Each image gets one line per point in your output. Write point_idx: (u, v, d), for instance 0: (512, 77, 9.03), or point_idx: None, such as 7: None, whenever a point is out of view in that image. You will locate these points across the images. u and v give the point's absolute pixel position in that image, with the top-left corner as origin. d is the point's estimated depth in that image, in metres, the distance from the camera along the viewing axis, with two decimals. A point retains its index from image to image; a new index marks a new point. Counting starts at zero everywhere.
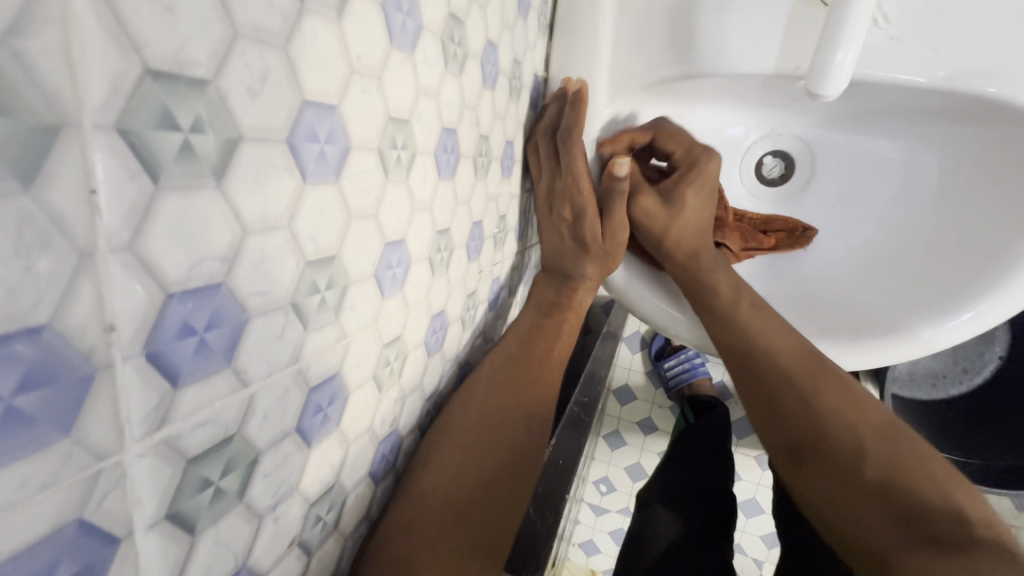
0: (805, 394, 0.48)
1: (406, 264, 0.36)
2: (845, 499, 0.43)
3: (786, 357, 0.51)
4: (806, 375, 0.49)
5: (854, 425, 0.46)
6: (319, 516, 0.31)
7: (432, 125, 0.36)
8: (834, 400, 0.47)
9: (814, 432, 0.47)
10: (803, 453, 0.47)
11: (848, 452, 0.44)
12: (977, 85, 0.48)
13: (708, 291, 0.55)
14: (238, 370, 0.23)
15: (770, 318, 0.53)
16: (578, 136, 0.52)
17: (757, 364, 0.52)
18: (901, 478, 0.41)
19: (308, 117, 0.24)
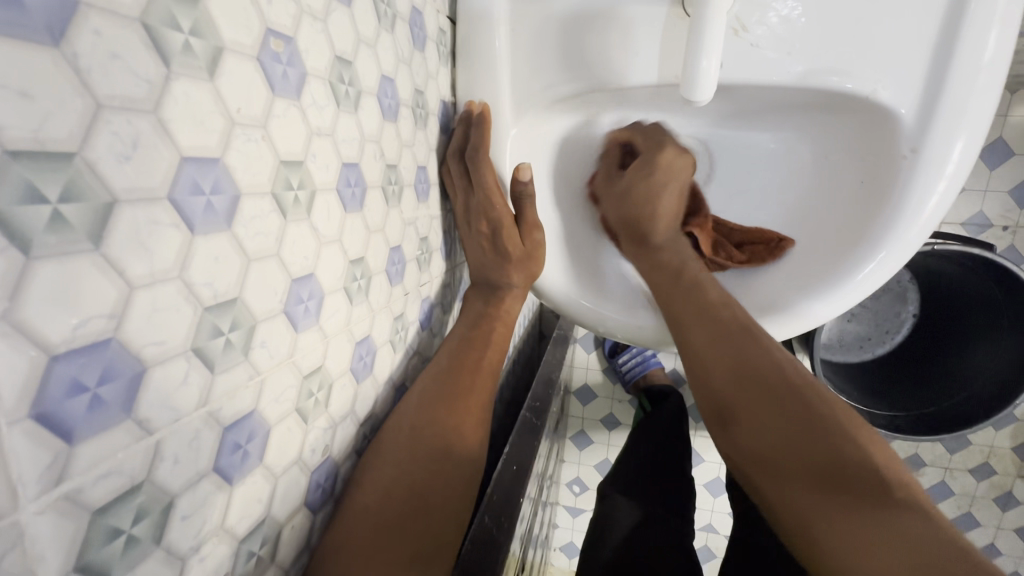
0: (733, 359, 0.50)
1: (319, 296, 0.37)
2: (769, 459, 0.45)
3: (712, 320, 0.54)
4: (731, 335, 0.52)
5: (776, 379, 0.47)
6: (252, 551, 0.32)
7: (330, 162, 0.38)
8: (760, 366, 0.49)
9: (730, 395, 0.49)
10: (730, 416, 0.49)
11: (764, 409, 0.47)
12: (832, 80, 0.54)
13: (660, 270, 0.60)
14: (140, 420, 0.24)
15: (698, 291, 0.56)
16: (486, 153, 0.57)
17: (690, 335, 0.55)
18: (823, 434, 0.43)
19: (188, 172, 0.25)
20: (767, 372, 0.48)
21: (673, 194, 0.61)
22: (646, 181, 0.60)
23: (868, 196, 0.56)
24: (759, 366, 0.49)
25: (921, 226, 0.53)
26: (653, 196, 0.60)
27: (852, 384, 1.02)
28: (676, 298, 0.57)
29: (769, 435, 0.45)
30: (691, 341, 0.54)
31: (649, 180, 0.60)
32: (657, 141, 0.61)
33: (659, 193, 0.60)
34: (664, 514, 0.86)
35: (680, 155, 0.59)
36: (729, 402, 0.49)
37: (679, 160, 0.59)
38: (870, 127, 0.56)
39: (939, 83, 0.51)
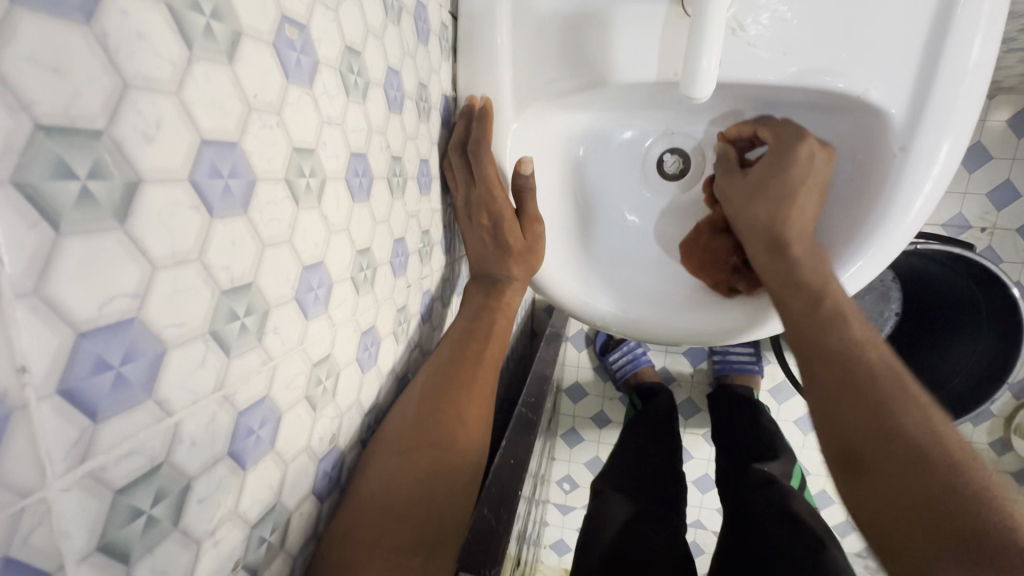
0: (868, 396, 0.46)
1: (327, 285, 0.37)
2: (880, 504, 0.43)
3: (843, 349, 0.49)
4: (867, 368, 0.47)
5: (930, 432, 0.43)
6: (263, 537, 0.32)
7: (339, 152, 0.38)
8: (909, 413, 0.44)
9: (852, 432, 0.46)
10: (848, 456, 0.46)
11: (887, 456, 0.43)
12: (825, 80, 0.55)
13: (788, 288, 0.54)
14: (160, 401, 0.24)
15: (840, 323, 0.50)
16: (487, 147, 0.57)
17: (816, 360, 0.50)
18: (976, 504, 0.39)
19: (208, 155, 0.25)
20: (903, 418, 0.44)
21: (818, 191, 0.56)
22: (787, 173, 0.55)
23: (859, 194, 0.58)
24: (894, 413, 0.44)
25: (908, 224, 0.54)
26: (785, 193, 0.56)
27: None
28: (801, 321, 0.52)
29: (884, 482, 0.43)
30: (814, 368, 0.50)
31: (789, 176, 0.55)
32: (786, 138, 0.57)
33: (798, 189, 0.55)
34: (656, 509, 0.88)
35: (818, 148, 0.55)
36: (851, 442, 0.46)
37: (819, 155, 0.55)
38: (863, 125, 0.58)
39: (928, 84, 0.52)
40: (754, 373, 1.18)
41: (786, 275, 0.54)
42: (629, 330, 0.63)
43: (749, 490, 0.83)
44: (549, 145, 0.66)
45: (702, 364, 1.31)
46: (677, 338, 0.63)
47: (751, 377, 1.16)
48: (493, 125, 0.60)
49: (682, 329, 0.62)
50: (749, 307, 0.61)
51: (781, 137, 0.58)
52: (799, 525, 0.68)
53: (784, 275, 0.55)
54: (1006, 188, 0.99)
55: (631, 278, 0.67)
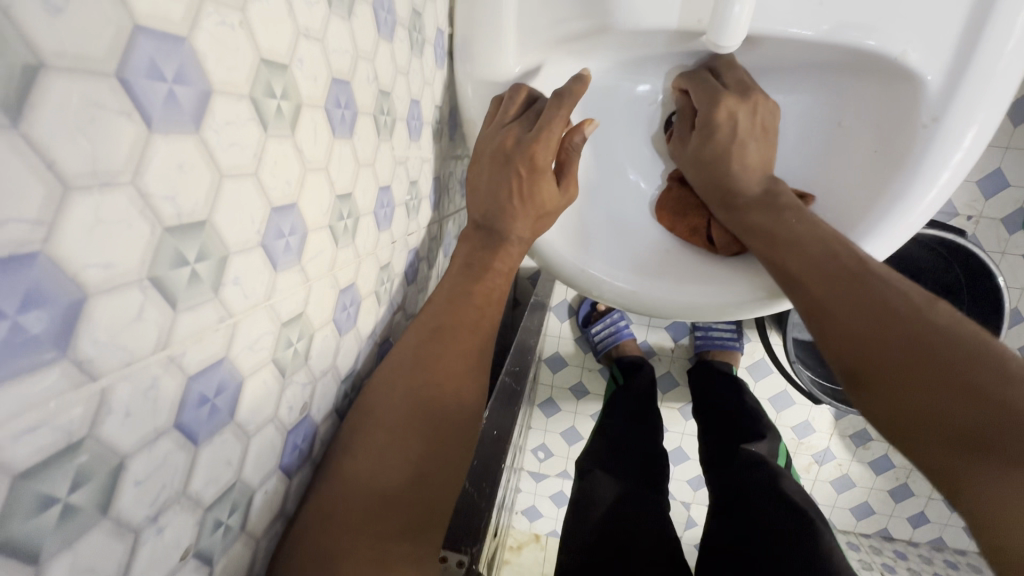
0: (874, 315, 0.42)
1: (301, 232, 0.32)
2: (909, 419, 0.38)
3: (838, 273, 0.46)
4: (865, 286, 0.44)
5: (897, 329, 0.41)
6: (220, 520, 0.28)
7: (318, 74, 0.32)
8: (880, 315, 0.42)
9: (865, 353, 0.42)
10: (868, 381, 0.41)
11: (903, 371, 0.39)
12: (858, 38, 0.50)
13: (747, 226, 0.54)
14: (80, 361, 0.19)
15: (796, 245, 0.49)
16: (540, 105, 0.52)
17: (809, 290, 0.47)
18: (961, 388, 0.36)
19: (144, 47, 0.20)
20: (906, 327, 0.40)
21: (762, 140, 0.57)
22: (715, 138, 0.57)
23: (879, 168, 0.54)
24: (898, 322, 0.41)
25: (926, 205, 0.51)
26: (723, 152, 0.57)
27: (817, 361, 1.07)
28: (787, 248, 0.50)
29: (907, 393, 0.38)
30: (815, 298, 0.46)
31: (717, 142, 0.56)
32: (715, 97, 0.55)
33: (731, 147, 0.57)
34: (643, 489, 0.86)
35: (739, 105, 0.55)
36: (872, 366, 0.41)
37: (740, 110, 0.55)
38: (894, 94, 0.54)
39: (969, 48, 0.48)
40: (736, 350, 1.17)
41: (742, 221, 0.55)
42: (636, 305, 0.58)
43: (735, 473, 0.82)
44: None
45: (684, 339, 1.29)
46: (693, 311, 0.56)
47: (732, 354, 1.15)
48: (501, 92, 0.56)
49: (707, 307, 0.56)
50: None
51: (699, 103, 0.57)
52: (789, 507, 0.69)
53: (744, 226, 0.55)
54: (996, 178, 0.98)
55: (639, 247, 0.61)
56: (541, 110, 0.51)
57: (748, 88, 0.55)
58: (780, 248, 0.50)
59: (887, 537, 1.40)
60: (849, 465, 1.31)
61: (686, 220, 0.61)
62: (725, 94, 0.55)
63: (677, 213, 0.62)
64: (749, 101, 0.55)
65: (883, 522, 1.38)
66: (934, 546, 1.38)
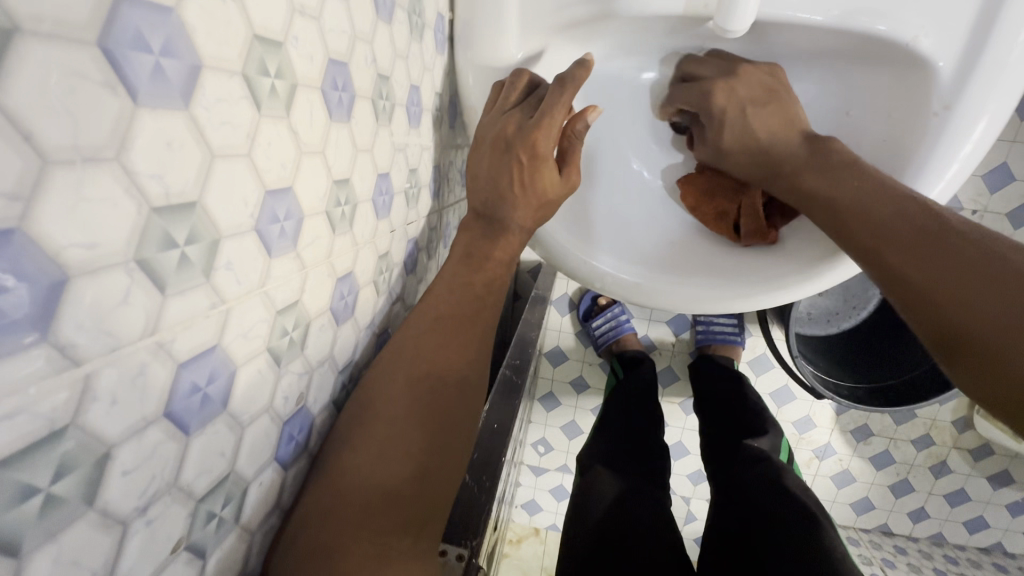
0: (961, 275, 0.41)
1: (297, 218, 0.31)
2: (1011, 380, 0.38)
3: (915, 234, 0.44)
4: (948, 247, 0.42)
5: (998, 296, 0.39)
6: (213, 512, 0.27)
7: (314, 54, 0.31)
8: (975, 282, 0.40)
9: (955, 318, 0.40)
10: (959, 347, 0.40)
11: (1002, 335, 0.38)
12: (868, 23, 0.49)
13: (805, 193, 0.51)
14: (62, 346, 0.18)
15: (867, 208, 0.46)
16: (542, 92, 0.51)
17: (886, 255, 0.45)
18: None
19: (129, 16, 0.19)
20: (1007, 294, 0.38)
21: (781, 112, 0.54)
22: (726, 121, 0.56)
23: (889, 159, 0.53)
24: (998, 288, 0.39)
25: (936, 196, 0.50)
26: (742, 131, 0.55)
27: (819, 356, 1.07)
28: (855, 215, 0.47)
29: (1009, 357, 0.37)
30: (890, 264, 0.45)
31: (729, 125, 0.56)
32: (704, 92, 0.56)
33: (746, 124, 0.55)
34: (645, 485, 0.85)
35: (729, 83, 0.55)
36: (961, 330, 0.40)
37: (738, 87, 0.54)
38: (905, 82, 0.52)
39: (983, 35, 0.47)
40: (737, 345, 1.16)
41: (798, 189, 0.52)
42: (640, 297, 0.57)
43: (737, 468, 0.82)
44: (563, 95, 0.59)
45: (685, 334, 1.29)
46: (699, 303, 0.55)
47: (733, 349, 1.14)
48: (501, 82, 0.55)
49: (713, 299, 0.55)
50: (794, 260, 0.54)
51: (691, 103, 0.58)
52: (791, 503, 0.68)
53: (799, 196, 0.52)
54: (1002, 172, 0.97)
55: (643, 239, 0.61)
56: (542, 96, 0.50)
57: (730, 64, 0.55)
58: (848, 216, 0.47)
59: (887, 532, 1.40)
60: (850, 460, 1.31)
61: (714, 203, 0.60)
62: (713, 83, 0.55)
63: (704, 195, 0.60)
64: (739, 77, 0.55)
65: (882, 517, 1.38)
66: (934, 541, 1.38)
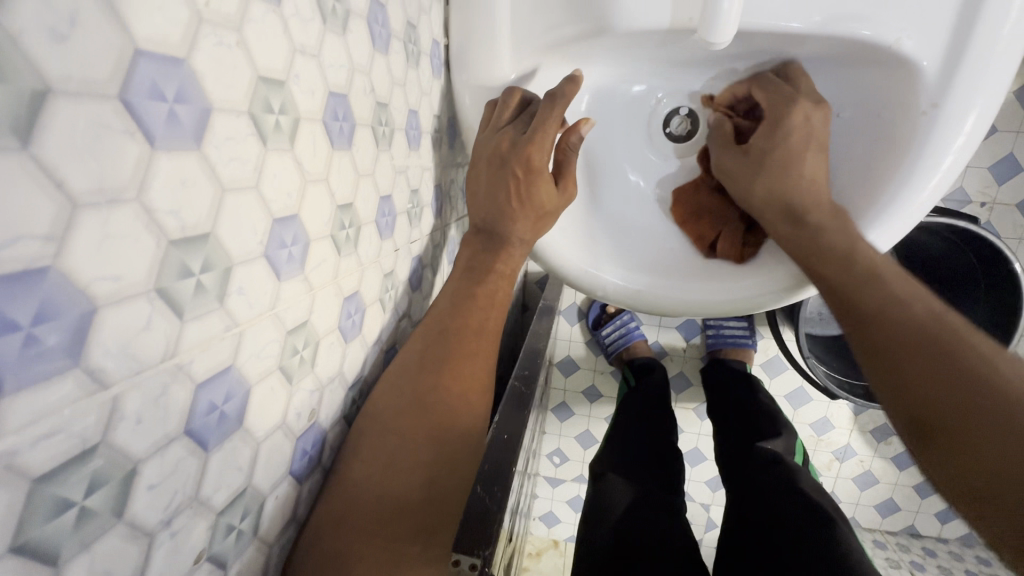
0: (939, 364, 0.41)
1: (303, 242, 0.33)
2: (987, 468, 0.36)
3: (917, 323, 0.44)
4: (936, 336, 0.43)
5: (973, 389, 0.39)
6: (232, 525, 0.28)
7: (315, 90, 0.33)
8: (953, 369, 0.40)
9: (944, 396, 0.40)
10: (941, 436, 0.39)
11: (991, 418, 0.37)
12: (853, 27, 0.50)
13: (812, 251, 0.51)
14: (93, 371, 0.20)
15: (875, 282, 0.47)
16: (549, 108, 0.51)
17: (888, 330, 0.45)
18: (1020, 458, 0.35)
19: (144, 69, 0.21)
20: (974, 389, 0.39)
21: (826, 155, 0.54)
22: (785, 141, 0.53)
23: (883, 158, 0.54)
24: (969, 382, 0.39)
25: (930, 193, 0.51)
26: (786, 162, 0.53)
27: (830, 357, 1.07)
28: (859, 288, 0.48)
29: (990, 443, 0.36)
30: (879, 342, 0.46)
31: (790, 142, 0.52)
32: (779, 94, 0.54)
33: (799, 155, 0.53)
34: (657, 492, 0.85)
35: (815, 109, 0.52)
36: (931, 416, 0.40)
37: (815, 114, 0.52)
38: (892, 82, 0.53)
39: (965, 33, 0.47)
40: (748, 348, 1.16)
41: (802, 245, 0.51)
42: (637, 304, 0.58)
43: (750, 472, 0.82)
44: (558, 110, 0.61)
45: (695, 339, 1.29)
46: (693, 310, 0.57)
47: (745, 352, 1.14)
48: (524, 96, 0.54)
49: (713, 304, 0.56)
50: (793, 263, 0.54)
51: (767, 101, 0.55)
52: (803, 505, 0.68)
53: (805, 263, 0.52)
54: (1008, 163, 0.96)
55: (642, 246, 0.62)
56: (535, 112, 0.52)
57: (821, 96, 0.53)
58: (851, 288, 0.48)
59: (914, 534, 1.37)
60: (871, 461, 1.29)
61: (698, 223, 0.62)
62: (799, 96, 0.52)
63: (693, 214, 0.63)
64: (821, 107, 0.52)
65: (909, 519, 1.35)
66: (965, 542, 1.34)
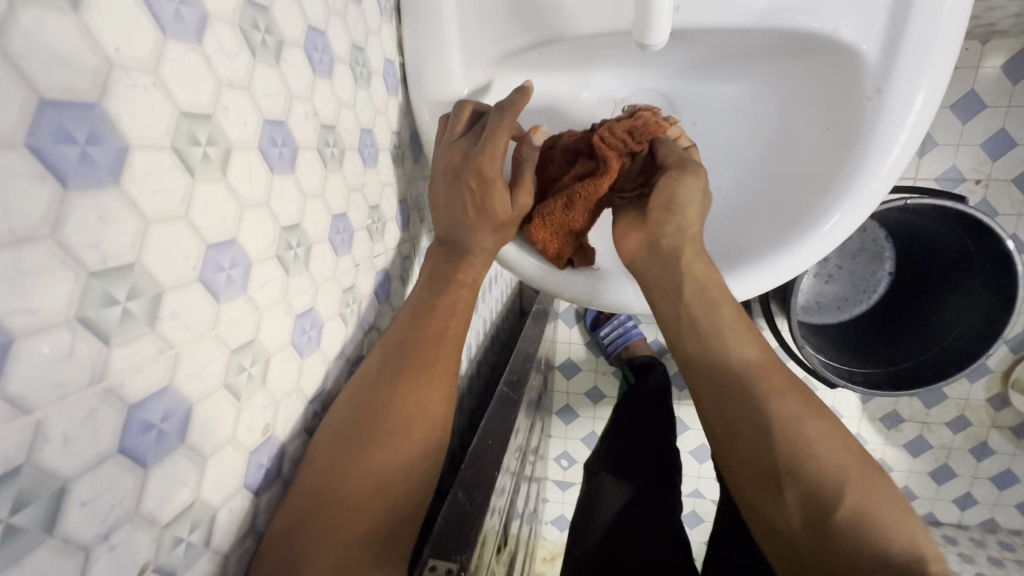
0: (733, 384, 0.46)
1: (244, 265, 0.34)
2: (824, 528, 0.39)
3: (713, 345, 0.48)
4: (723, 359, 0.47)
5: (760, 406, 0.44)
6: (180, 537, 0.30)
7: (248, 119, 0.34)
8: (741, 390, 0.45)
9: (798, 458, 0.41)
10: (732, 451, 0.45)
11: (833, 485, 0.40)
12: (802, 21, 0.51)
13: (651, 281, 0.55)
14: (11, 398, 0.21)
15: (710, 307, 0.50)
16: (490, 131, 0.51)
17: (754, 384, 0.45)
18: (793, 469, 0.41)
19: (51, 116, 0.22)
20: (752, 407, 0.44)
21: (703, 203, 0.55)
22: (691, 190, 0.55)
23: (807, 172, 0.56)
24: (752, 402, 0.44)
25: (884, 174, 0.51)
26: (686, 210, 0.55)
27: (831, 345, 1.08)
28: (673, 317, 0.52)
29: (829, 506, 0.39)
30: (688, 362, 0.50)
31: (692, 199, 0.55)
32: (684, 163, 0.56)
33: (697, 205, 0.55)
34: (651, 488, 0.84)
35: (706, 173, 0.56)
36: (722, 431, 0.46)
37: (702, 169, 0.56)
38: (834, 66, 0.53)
39: (902, 15, 0.48)
40: None
41: (654, 272, 0.55)
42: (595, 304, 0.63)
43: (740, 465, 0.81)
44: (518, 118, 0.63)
45: None
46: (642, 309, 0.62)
47: None
48: (467, 113, 0.54)
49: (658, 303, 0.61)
50: (756, 253, 0.57)
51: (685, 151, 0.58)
52: None
53: (674, 322, 0.52)
54: (1002, 138, 1.02)
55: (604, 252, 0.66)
56: (485, 123, 0.53)
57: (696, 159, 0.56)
58: (669, 316, 0.52)
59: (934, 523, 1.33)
60: (883, 449, 1.27)
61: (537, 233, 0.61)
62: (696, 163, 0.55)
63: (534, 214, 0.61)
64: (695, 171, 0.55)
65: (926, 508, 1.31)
66: (987, 528, 1.30)
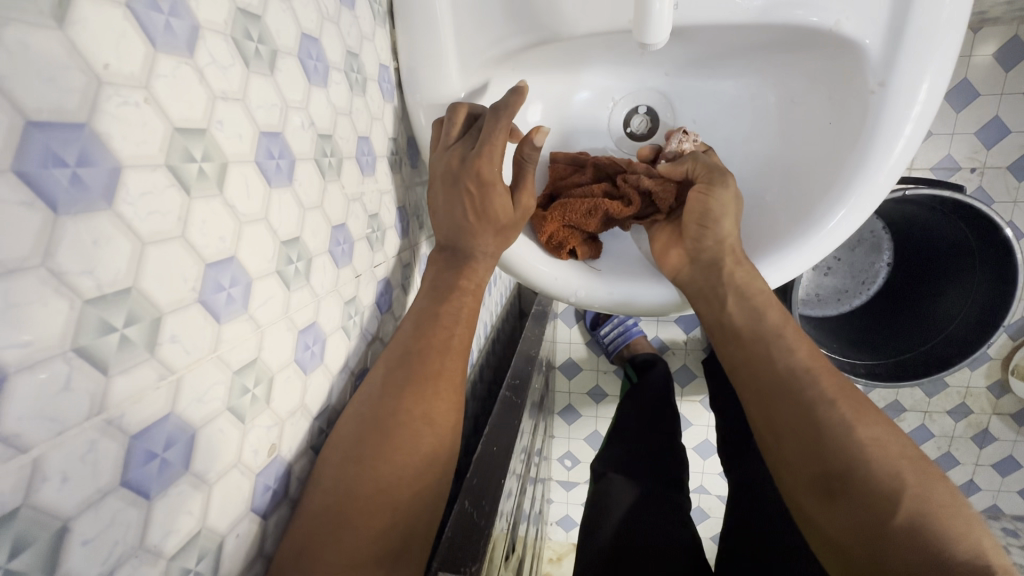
0: (784, 394, 0.49)
1: (244, 282, 0.33)
2: (879, 531, 0.41)
3: (765, 355, 0.52)
4: (773, 369, 0.51)
5: (813, 414, 0.47)
6: (187, 568, 0.29)
7: (244, 132, 0.33)
8: (793, 398, 0.48)
9: (851, 461, 0.44)
10: (787, 457, 0.48)
11: (891, 491, 0.42)
12: (801, 15, 0.50)
13: (700, 290, 0.57)
14: (6, 437, 0.20)
15: (759, 313, 0.53)
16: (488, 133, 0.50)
17: (806, 392, 0.48)
18: (848, 474, 0.44)
19: (40, 139, 0.21)
20: (804, 414, 0.47)
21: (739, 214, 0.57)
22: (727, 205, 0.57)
23: (812, 170, 0.55)
24: (804, 410, 0.47)
25: (888, 170, 0.50)
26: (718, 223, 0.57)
27: (831, 337, 1.08)
28: (725, 330, 0.56)
29: (885, 511, 0.41)
30: (742, 373, 0.54)
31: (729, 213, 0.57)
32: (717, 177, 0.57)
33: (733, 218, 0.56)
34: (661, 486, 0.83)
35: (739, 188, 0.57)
36: (777, 439, 0.49)
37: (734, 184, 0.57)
38: (835, 61, 0.53)
39: (904, 10, 0.47)
40: None
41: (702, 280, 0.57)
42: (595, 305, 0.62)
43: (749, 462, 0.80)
44: (517, 119, 0.62)
45: (695, 331, 1.28)
46: (641, 310, 0.61)
47: None
48: (461, 115, 0.53)
49: (658, 304, 0.60)
50: (763, 251, 0.56)
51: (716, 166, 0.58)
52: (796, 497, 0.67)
53: (724, 329, 0.56)
54: (996, 126, 1.02)
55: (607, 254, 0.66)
56: (481, 126, 0.53)
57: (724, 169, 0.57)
58: (721, 329, 0.56)
59: None
60: None
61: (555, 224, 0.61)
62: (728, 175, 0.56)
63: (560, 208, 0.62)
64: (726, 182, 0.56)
65: None
66: (990, 514, 1.30)
